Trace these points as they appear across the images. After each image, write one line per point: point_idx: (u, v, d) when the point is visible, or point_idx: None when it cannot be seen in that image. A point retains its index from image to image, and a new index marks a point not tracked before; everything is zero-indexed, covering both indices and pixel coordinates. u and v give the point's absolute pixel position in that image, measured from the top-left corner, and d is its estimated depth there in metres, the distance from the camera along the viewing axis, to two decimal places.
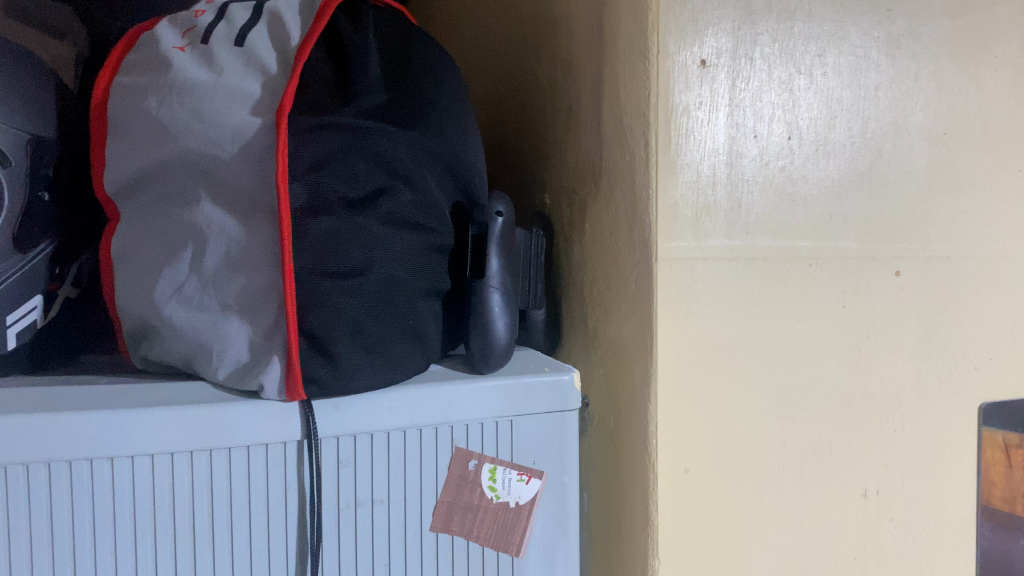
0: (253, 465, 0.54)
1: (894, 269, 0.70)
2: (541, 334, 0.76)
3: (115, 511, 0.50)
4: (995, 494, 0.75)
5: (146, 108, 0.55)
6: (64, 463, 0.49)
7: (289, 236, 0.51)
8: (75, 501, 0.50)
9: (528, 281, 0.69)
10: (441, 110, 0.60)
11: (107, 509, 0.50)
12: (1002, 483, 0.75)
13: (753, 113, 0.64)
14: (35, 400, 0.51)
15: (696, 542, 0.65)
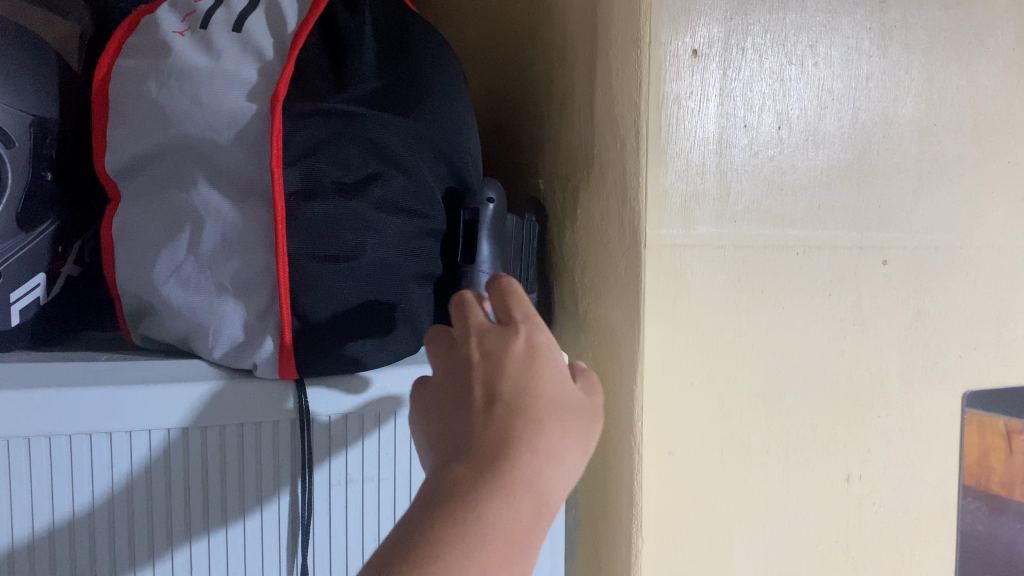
0: (247, 441, 0.56)
1: (881, 258, 0.71)
2: None
3: (113, 482, 0.53)
4: (994, 479, 0.76)
5: (146, 92, 0.56)
6: (64, 437, 0.52)
7: (282, 219, 0.52)
8: (75, 472, 0.52)
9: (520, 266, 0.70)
10: (435, 95, 0.61)
11: (105, 480, 0.53)
12: (1001, 469, 0.77)
13: (743, 103, 0.65)
14: (40, 373, 0.54)
15: (678, 520, 0.67)
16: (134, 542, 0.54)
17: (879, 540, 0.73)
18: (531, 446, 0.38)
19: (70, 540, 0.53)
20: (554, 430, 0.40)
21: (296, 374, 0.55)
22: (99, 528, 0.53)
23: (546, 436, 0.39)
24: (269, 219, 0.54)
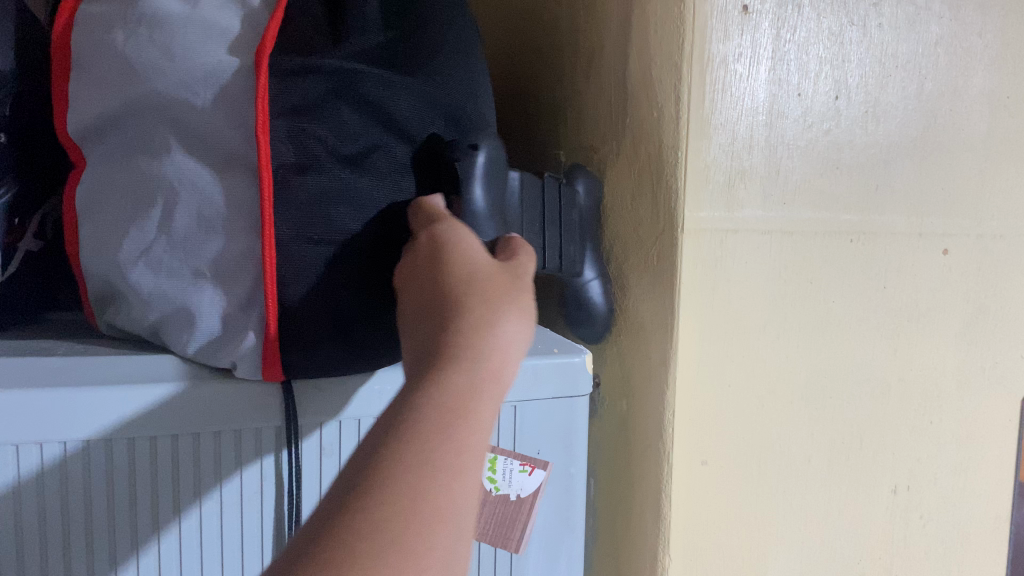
0: (229, 454, 0.48)
1: (942, 247, 0.63)
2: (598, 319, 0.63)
3: (58, 504, 0.44)
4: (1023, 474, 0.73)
5: (111, 43, 0.48)
6: (7, 448, 0.43)
7: (269, 195, 0.45)
8: (9, 494, 0.43)
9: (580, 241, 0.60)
10: (447, 53, 0.53)
11: (49, 500, 0.44)
12: None
13: (798, 68, 0.56)
14: None
15: (711, 538, 0.60)
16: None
17: (926, 555, 0.67)
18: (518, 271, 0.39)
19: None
20: None
21: (280, 377, 0.48)
22: (49, 559, 0.45)
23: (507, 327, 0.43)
24: (253, 196, 0.46)
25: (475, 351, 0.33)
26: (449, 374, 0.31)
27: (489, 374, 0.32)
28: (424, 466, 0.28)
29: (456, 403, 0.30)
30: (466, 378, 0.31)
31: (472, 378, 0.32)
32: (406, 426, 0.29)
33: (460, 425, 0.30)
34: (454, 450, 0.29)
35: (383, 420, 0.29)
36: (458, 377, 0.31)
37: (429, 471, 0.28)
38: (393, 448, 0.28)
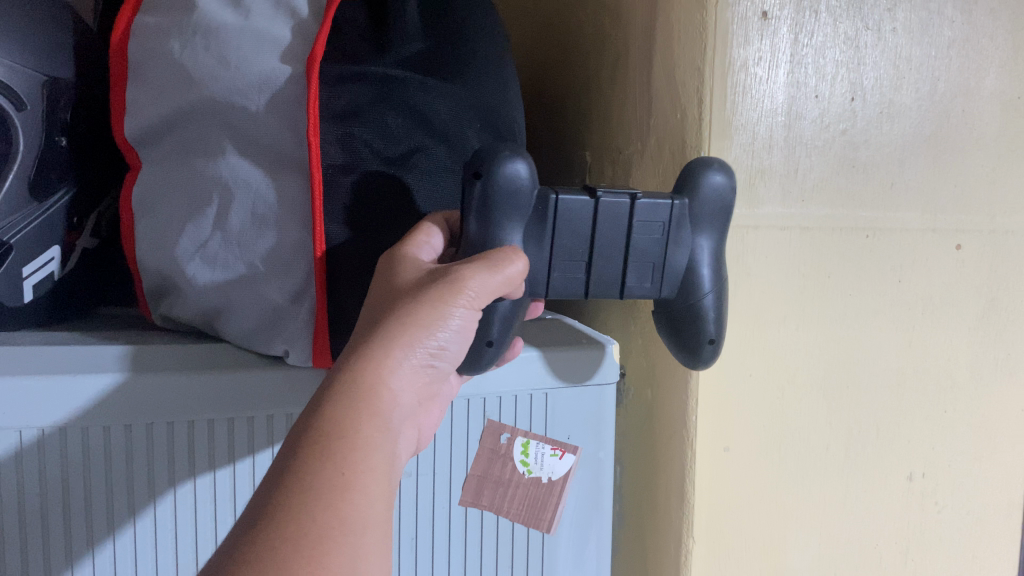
0: (278, 433, 0.53)
1: (956, 242, 0.65)
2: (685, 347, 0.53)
3: (91, 481, 0.50)
4: None
5: (169, 52, 0.51)
6: (79, 429, 0.49)
7: (322, 194, 0.48)
8: (49, 472, 0.49)
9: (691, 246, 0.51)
10: (481, 59, 0.57)
11: (82, 478, 0.49)
12: None
13: (815, 71, 0.59)
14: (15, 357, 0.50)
15: (733, 522, 0.63)
16: (157, 541, 0.51)
17: (942, 541, 0.69)
18: (431, 278, 0.44)
19: (85, 540, 0.50)
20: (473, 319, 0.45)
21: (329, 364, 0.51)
22: (118, 525, 0.50)
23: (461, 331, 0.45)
24: (304, 195, 0.49)
25: (358, 376, 0.40)
26: (324, 405, 0.39)
27: (368, 393, 0.40)
28: (306, 490, 0.34)
29: (332, 429, 0.37)
30: (339, 409, 0.38)
31: (341, 403, 0.39)
32: (301, 452, 0.36)
33: (337, 448, 0.36)
34: (338, 470, 0.36)
35: (290, 445, 0.37)
36: (342, 406, 0.38)
37: (315, 494, 0.34)
38: (293, 471, 0.35)
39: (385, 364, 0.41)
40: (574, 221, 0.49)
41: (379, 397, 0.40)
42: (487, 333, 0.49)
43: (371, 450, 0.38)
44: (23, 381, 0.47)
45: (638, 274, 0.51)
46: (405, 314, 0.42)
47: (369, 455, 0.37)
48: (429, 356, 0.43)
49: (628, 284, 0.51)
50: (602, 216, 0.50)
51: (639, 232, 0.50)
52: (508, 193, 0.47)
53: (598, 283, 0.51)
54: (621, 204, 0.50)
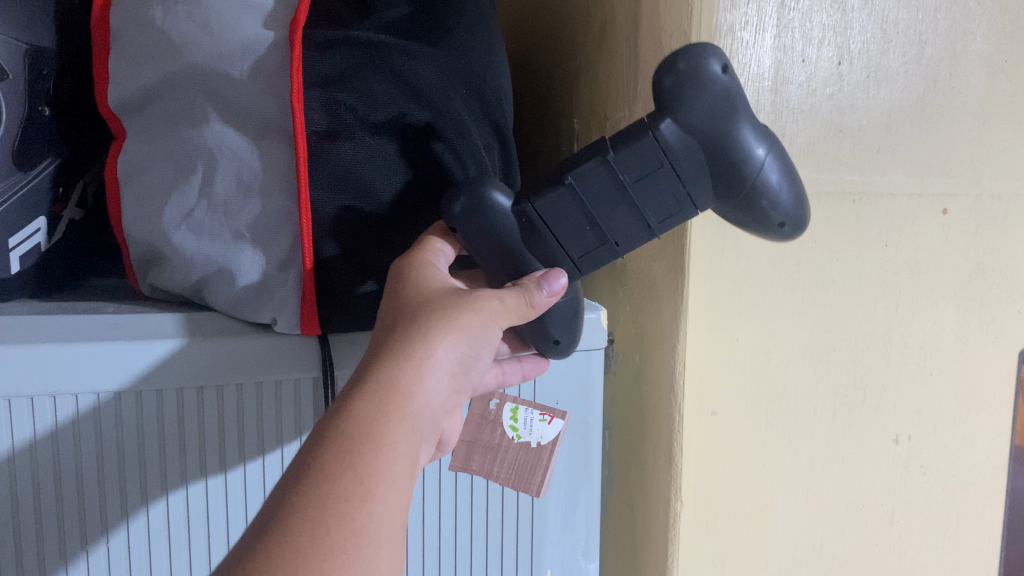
0: (301, 397, 0.55)
1: (941, 207, 0.65)
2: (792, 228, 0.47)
3: (117, 444, 0.52)
4: None
5: (151, 19, 0.51)
6: (84, 396, 0.51)
7: (304, 161, 0.48)
8: (77, 435, 0.51)
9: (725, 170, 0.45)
10: (467, 25, 0.56)
11: (109, 440, 0.52)
12: None
13: (802, 36, 0.58)
14: (37, 326, 0.51)
15: (720, 486, 0.63)
16: (148, 508, 0.53)
17: (928, 503, 0.70)
18: (459, 300, 0.45)
19: (76, 506, 0.52)
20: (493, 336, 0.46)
21: (319, 330, 0.52)
22: (111, 492, 0.52)
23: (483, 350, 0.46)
24: (289, 163, 0.49)
25: (387, 378, 0.41)
26: (356, 406, 0.40)
27: (395, 397, 0.40)
28: (328, 497, 0.35)
29: (357, 433, 0.38)
30: (363, 412, 0.39)
31: (369, 404, 0.40)
32: (325, 455, 0.37)
33: (362, 454, 0.37)
34: (359, 477, 0.36)
35: (312, 447, 0.38)
36: (371, 412, 0.39)
37: (335, 500, 0.35)
38: (313, 476, 0.36)
39: (418, 371, 0.42)
40: (562, 209, 0.48)
41: (408, 401, 0.41)
42: (559, 333, 0.52)
43: (394, 457, 0.39)
44: (50, 349, 0.49)
45: (661, 206, 0.47)
46: (433, 326, 0.44)
47: (393, 463, 0.38)
48: (457, 370, 0.45)
49: (651, 219, 0.48)
50: (585, 190, 0.47)
51: (638, 177, 0.46)
52: (485, 224, 0.49)
53: (619, 231, 0.48)
54: (596, 172, 0.46)
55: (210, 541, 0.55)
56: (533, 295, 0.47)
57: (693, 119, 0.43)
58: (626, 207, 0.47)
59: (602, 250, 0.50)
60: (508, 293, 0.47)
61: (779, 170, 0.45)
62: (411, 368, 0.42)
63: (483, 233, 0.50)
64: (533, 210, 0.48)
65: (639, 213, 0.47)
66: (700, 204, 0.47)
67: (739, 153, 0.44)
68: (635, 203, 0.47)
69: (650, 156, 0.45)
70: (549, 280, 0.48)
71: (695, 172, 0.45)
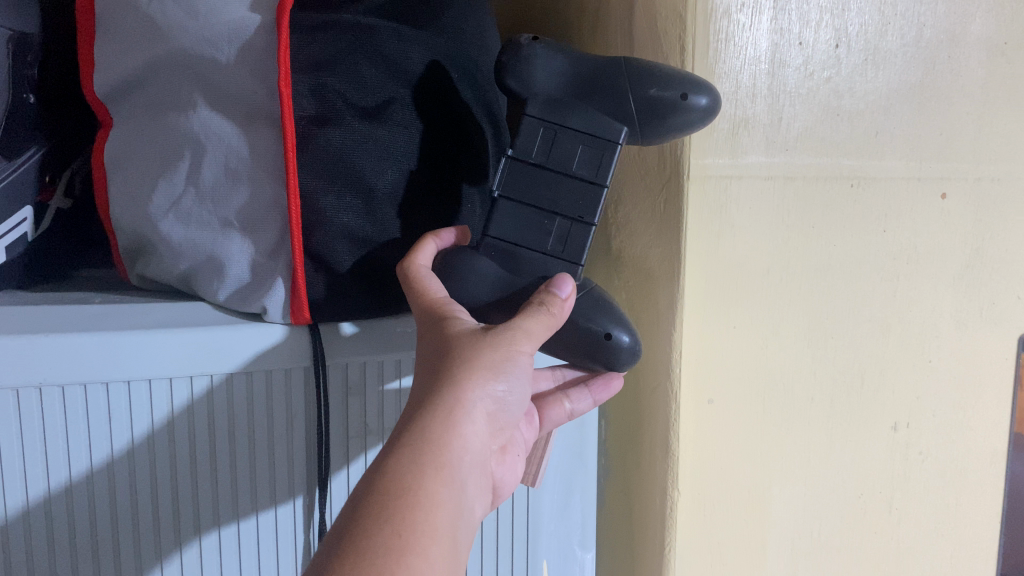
0: (295, 387, 0.55)
1: (940, 191, 0.64)
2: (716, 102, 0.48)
3: (109, 434, 0.52)
4: None
5: (134, 3, 0.49)
6: (77, 387, 0.50)
7: (292, 147, 0.47)
8: (69, 425, 0.51)
9: (607, 97, 0.48)
10: (462, 10, 0.55)
11: (101, 431, 0.52)
12: None
13: (799, 18, 0.57)
14: (28, 317, 0.51)
15: (717, 474, 0.63)
16: (137, 496, 0.53)
17: (927, 490, 0.70)
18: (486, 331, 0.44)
19: (65, 496, 0.52)
20: (527, 362, 0.44)
21: (309, 318, 0.51)
22: (100, 481, 0.52)
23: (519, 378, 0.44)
24: (278, 150, 0.48)
25: (422, 428, 0.40)
26: (389, 460, 0.39)
27: (430, 446, 0.40)
28: (365, 553, 0.35)
29: (393, 489, 0.37)
30: (399, 465, 0.39)
31: (404, 457, 0.39)
32: (362, 514, 0.37)
33: (398, 508, 0.37)
34: (397, 531, 0.36)
35: (351, 503, 0.38)
36: (405, 464, 0.39)
37: (373, 556, 0.35)
38: (351, 538, 0.36)
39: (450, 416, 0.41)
40: (517, 219, 0.50)
41: (442, 450, 0.40)
42: (607, 322, 0.49)
43: (434, 507, 0.38)
44: (38, 340, 0.49)
45: (589, 160, 0.49)
46: (464, 366, 0.42)
47: (432, 513, 0.38)
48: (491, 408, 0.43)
49: (591, 172, 0.49)
50: (518, 188, 0.50)
51: (543, 152, 0.49)
52: (469, 289, 0.49)
53: (575, 203, 0.49)
54: (514, 170, 0.50)
55: (200, 528, 0.55)
56: (552, 306, 0.45)
57: (546, 82, 0.49)
58: (563, 178, 0.49)
59: (578, 229, 0.50)
60: (532, 315, 0.45)
61: (647, 71, 0.47)
62: (441, 414, 0.41)
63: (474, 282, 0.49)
64: (495, 238, 0.50)
65: (573, 171, 0.49)
66: (620, 136, 0.49)
67: (600, 78, 0.48)
68: (563, 170, 0.49)
69: (542, 124, 0.49)
70: (560, 287, 0.47)
71: (582, 116, 0.49)
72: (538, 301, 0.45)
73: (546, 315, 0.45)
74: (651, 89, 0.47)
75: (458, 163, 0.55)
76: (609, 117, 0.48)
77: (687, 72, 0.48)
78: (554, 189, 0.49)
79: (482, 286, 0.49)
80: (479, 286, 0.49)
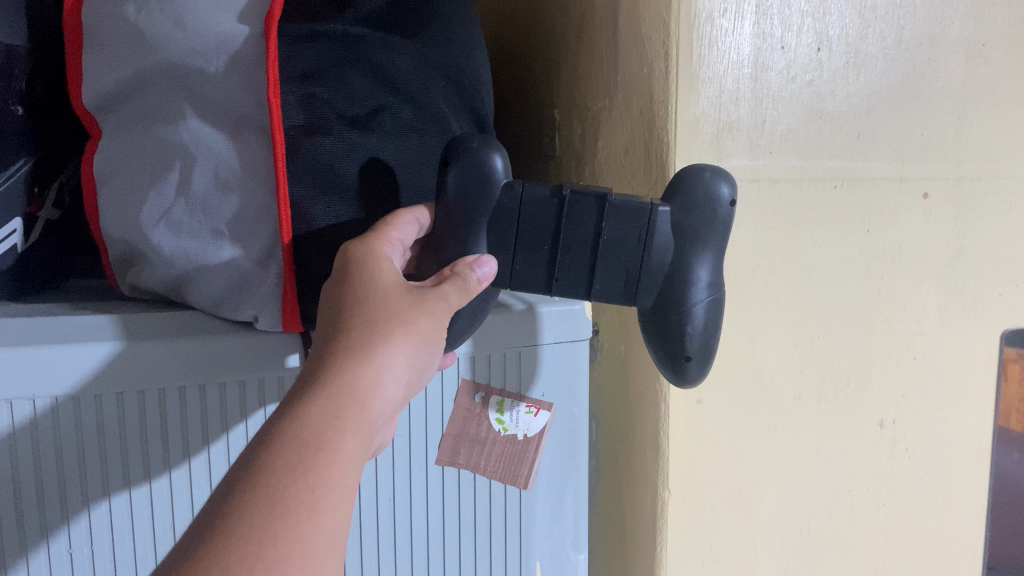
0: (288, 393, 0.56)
1: (922, 191, 0.65)
2: (685, 380, 0.53)
3: (102, 445, 0.52)
4: None
5: (123, 15, 0.50)
6: (70, 399, 0.50)
7: (283, 156, 0.48)
8: (61, 437, 0.51)
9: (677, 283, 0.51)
10: (444, 19, 0.57)
11: (94, 442, 0.52)
12: None
13: (781, 22, 0.58)
14: (19, 327, 0.51)
15: (708, 473, 0.64)
16: (131, 504, 0.53)
17: (913, 486, 0.71)
18: (416, 300, 0.44)
19: (58, 509, 0.52)
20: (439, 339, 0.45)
21: (300, 325, 0.52)
22: (95, 493, 0.52)
23: (431, 354, 0.44)
24: (266, 159, 0.49)
25: (344, 384, 0.39)
26: (306, 409, 0.37)
27: (354, 404, 0.39)
28: (278, 505, 0.33)
29: (313, 438, 0.36)
30: (321, 413, 0.37)
31: (326, 407, 0.38)
32: (274, 456, 0.35)
33: (314, 460, 0.35)
34: (311, 487, 0.34)
35: (254, 445, 0.36)
36: (322, 417, 0.37)
37: (284, 510, 0.33)
38: (257, 483, 0.33)
39: (371, 376, 0.40)
40: (541, 213, 0.51)
41: (363, 411, 0.39)
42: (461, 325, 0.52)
43: (348, 466, 0.37)
44: (29, 352, 0.49)
45: (607, 278, 0.52)
46: (391, 330, 0.42)
47: (345, 472, 0.36)
48: (408, 379, 0.43)
49: (597, 282, 0.52)
50: (573, 211, 0.50)
51: (610, 240, 0.51)
52: (467, 184, 0.50)
53: (564, 267, 0.52)
54: (589, 207, 0.50)
55: None
56: (468, 281, 0.47)
57: (683, 221, 0.50)
58: (588, 253, 0.51)
59: (539, 274, 0.52)
60: (454, 293, 0.46)
61: (709, 311, 0.52)
62: (365, 373, 0.40)
63: (470, 185, 0.50)
64: (521, 200, 0.51)
65: (594, 268, 0.51)
66: (638, 298, 0.52)
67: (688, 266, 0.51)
68: (594, 257, 0.51)
69: (634, 223, 0.50)
70: (480, 264, 0.49)
71: (652, 267, 0.51)
72: (459, 279, 0.47)
73: (464, 299, 0.47)
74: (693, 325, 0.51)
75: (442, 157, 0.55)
76: (655, 288, 0.52)
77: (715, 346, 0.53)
78: (570, 256, 0.51)
79: (465, 197, 0.50)
80: (471, 190, 0.50)
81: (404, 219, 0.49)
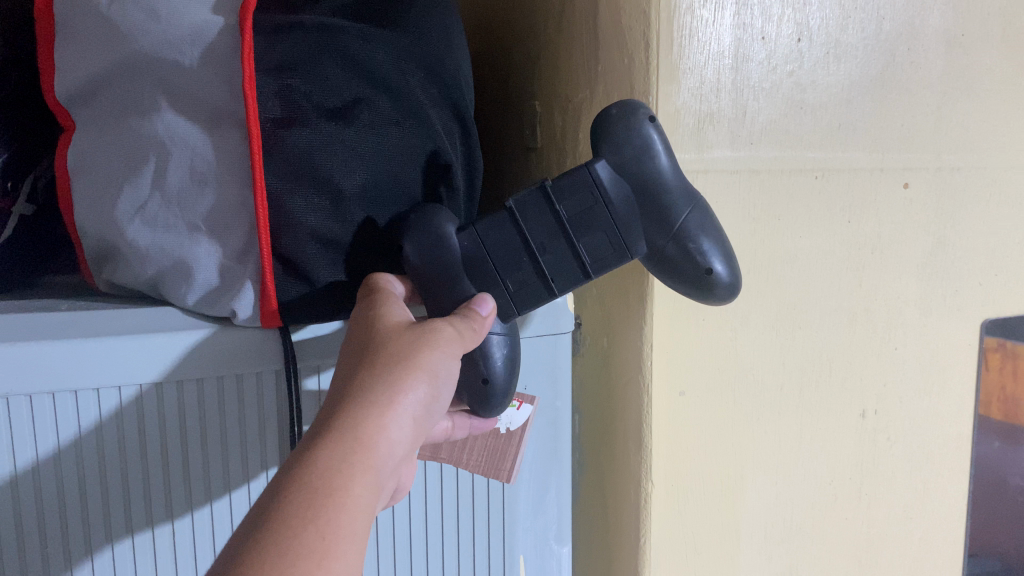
0: (266, 390, 0.56)
1: (903, 181, 0.66)
2: (726, 292, 0.51)
3: (78, 442, 0.52)
4: None
5: (95, 6, 0.49)
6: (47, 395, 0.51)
7: (259, 150, 0.47)
8: (37, 433, 0.51)
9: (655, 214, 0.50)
10: (422, 10, 0.56)
11: (69, 439, 0.52)
12: None
13: (761, 12, 0.58)
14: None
15: (691, 466, 0.64)
16: (108, 499, 0.54)
17: (894, 475, 0.71)
18: (418, 336, 0.44)
19: (36, 506, 0.52)
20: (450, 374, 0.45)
21: (279, 322, 0.52)
22: (70, 492, 0.53)
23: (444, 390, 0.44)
24: (243, 154, 0.48)
25: (350, 430, 0.39)
26: (312, 457, 0.38)
27: (359, 448, 0.39)
28: (289, 552, 0.32)
29: (322, 484, 0.36)
30: (327, 460, 0.37)
31: (331, 454, 0.38)
32: (285, 506, 0.35)
33: (322, 506, 0.35)
34: (321, 533, 0.34)
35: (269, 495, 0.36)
36: (329, 464, 0.37)
37: (294, 557, 0.32)
38: (270, 532, 0.33)
39: (379, 419, 0.40)
40: (505, 233, 0.51)
41: (369, 453, 0.39)
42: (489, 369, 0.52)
43: (357, 509, 0.37)
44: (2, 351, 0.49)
45: (595, 251, 0.51)
46: (395, 370, 0.42)
47: (354, 516, 0.36)
48: (420, 416, 0.43)
49: (587, 259, 0.51)
50: (528, 213, 0.51)
51: (574, 212, 0.50)
52: (427, 250, 0.51)
53: (554, 264, 0.51)
54: (538, 201, 0.51)
55: (175, 533, 0.56)
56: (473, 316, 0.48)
57: (625, 159, 0.50)
58: (563, 239, 0.51)
59: (536, 284, 0.52)
60: (459, 326, 0.46)
61: (703, 224, 0.51)
62: (371, 415, 0.40)
63: (431, 257, 0.51)
64: (477, 231, 0.51)
65: (577, 249, 0.51)
66: (634, 250, 0.51)
67: (661, 193, 0.50)
68: (570, 236, 0.51)
69: (583, 191, 0.50)
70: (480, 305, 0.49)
71: (626, 214, 0.51)
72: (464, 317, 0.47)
73: (471, 333, 0.46)
74: (694, 241, 0.50)
75: (424, 150, 0.54)
76: (637, 232, 0.51)
77: (732, 250, 0.52)
78: (549, 249, 0.51)
79: (434, 265, 0.51)
80: (434, 257, 0.51)
81: (380, 282, 0.49)
